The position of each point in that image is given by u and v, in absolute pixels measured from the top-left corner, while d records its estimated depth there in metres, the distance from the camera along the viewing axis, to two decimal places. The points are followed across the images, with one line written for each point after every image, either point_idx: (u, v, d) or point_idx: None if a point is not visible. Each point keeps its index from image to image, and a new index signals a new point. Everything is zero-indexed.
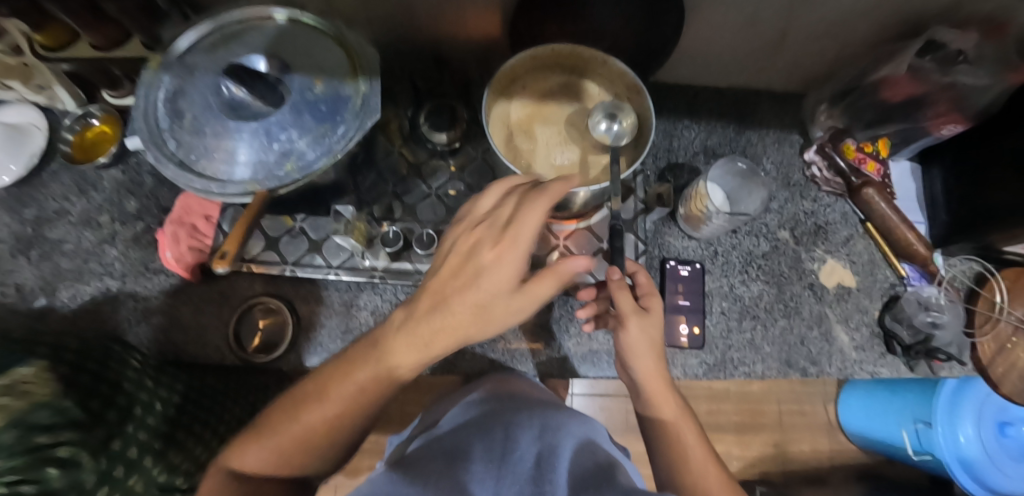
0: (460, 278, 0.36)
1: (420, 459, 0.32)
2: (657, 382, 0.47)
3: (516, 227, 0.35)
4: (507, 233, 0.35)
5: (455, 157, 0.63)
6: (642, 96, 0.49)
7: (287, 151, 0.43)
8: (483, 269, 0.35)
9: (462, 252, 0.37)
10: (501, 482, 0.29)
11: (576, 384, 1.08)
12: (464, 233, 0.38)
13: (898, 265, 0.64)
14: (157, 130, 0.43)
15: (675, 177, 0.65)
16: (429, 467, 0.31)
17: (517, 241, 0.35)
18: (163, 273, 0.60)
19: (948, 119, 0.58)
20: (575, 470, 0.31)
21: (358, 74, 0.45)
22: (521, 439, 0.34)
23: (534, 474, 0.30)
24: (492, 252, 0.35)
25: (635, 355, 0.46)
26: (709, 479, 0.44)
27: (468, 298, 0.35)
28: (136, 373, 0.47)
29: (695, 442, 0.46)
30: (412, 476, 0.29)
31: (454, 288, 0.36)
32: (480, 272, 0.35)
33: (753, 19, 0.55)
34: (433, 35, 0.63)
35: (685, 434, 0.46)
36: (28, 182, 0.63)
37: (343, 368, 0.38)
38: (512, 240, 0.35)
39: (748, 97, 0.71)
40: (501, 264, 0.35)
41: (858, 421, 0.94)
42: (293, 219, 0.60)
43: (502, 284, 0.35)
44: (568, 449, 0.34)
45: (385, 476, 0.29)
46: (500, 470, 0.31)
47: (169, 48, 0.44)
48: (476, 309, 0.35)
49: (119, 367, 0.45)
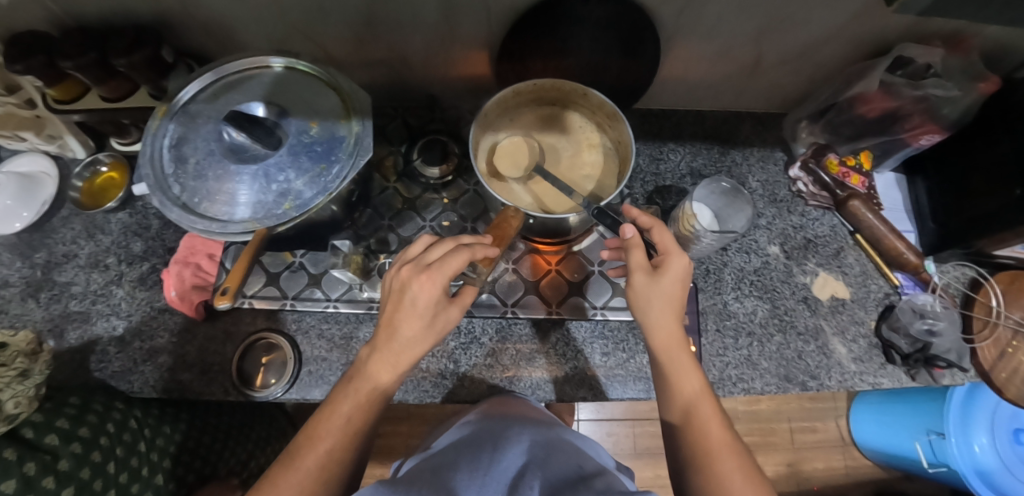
0: (399, 303, 0.41)
1: (423, 472, 0.34)
2: (668, 341, 0.45)
3: (439, 262, 0.40)
4: (432, 270, 0.40)
5: (447, 189, 0.65)
6: (622, 122, 0.50)
7: (285, 191, 0.45)
8: (415, 300, 0.40)
9: (398, 286, 0.41)
10: (485, 488, 0.32)
11: (582, 408, 1.09)
12: (397, 271, 0.42)
13: (889, 275, 0.65)
14: (162, 176, 0.45)
15: (663, 200, 0.68)
16: (421, 476, 0.33)
17: (443, 273, 0.40)
18: (168, 312, 0.62)
19: (925, 130, 0.59)
20: (554, 478, 0.32)
21: (351, 115, 0.48)
22: (509, 452, 0.36)
23: (513, 480, 0.33)
24: (422, 285, 0.40)
25: (645, 306, 0.44)
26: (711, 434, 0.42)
27: (411, 323, 0.41)
28: (132, 437, 0.53)
29: (702, 399, 0.43)
30: (402, 486, 0.32)
31: (397, 319, 0.41)
32: (415, 302, 0.40)
33: (727, 48, 0.59)
34: (424, 77, 0.66)
35: (701, 409, 0.43)
36: (38, 227, 0.65)
37: (325, 407, 0.42)
38: (441, 274, 0.39)
39: (729, 118, 0.74)
40: (428, 292, 0.40)
41: (872, 434, 0.99)
42: (293, 254, 0.61)
43: (435, 305, 0.40)
44: (546, 457, 0.35)
45: (373, 488, 0.31)
46: (484, 478, 0.32)
47: (173, 98, 0.47)
48: (421, 328, 0.41)
49: (112, 433, 0.51)
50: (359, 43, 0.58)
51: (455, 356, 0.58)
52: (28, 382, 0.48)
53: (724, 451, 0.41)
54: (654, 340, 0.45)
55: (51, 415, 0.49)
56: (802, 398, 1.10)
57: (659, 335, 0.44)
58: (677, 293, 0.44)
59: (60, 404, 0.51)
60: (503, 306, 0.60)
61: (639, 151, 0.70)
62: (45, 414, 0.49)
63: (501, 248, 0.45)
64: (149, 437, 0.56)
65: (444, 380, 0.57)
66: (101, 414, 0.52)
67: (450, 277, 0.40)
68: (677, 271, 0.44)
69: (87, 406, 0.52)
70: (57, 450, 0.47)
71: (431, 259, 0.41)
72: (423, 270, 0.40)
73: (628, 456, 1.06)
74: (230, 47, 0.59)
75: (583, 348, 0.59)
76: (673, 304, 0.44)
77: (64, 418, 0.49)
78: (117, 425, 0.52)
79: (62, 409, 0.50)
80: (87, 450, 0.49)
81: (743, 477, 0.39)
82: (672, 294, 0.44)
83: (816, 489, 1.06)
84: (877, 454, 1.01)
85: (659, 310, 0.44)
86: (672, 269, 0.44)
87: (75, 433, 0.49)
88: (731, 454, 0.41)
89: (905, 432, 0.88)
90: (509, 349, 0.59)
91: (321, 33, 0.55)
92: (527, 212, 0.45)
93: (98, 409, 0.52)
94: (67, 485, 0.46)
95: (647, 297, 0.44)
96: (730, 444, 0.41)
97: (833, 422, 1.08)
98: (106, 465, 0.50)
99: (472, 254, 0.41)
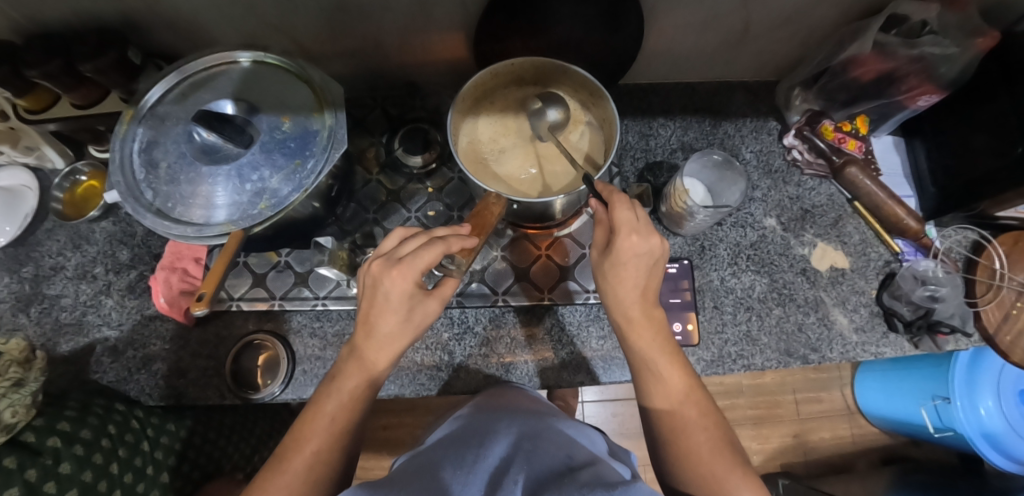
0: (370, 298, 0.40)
1: (403, 474, 0.33)
2: (629, 313, 0.44)
3: (412, 257, 0.38)
4: (404, 264, 0.38)
5: (432, 178, 0.64)
6: (605, 99, 0.48)
7: (260, 190, 0.43)
8: (386, 296, 0.39)
9: (371, 282, 0.40)
10: (467, 486, 0.31)
11: (586, 390, 1.09)
12: (369, 265, 0.41)
13: (890, 242, 0.63)
14: (133, 182, 0.43)
15: (654, 177, 0.66)
16: (402, 478, 0.32)
17: (416, 265, 0.38)
18: (158, 319, 0.61)
19: (922, 91, 0.57)
20: (538, 474, 0.32)
21: (324, 108, 0.46)
22: (493, 447, 0.35)
23: (496, 475, 0.32)
24: (393, 280, 0.38)
25: (609, 282, 0.43)
26: (681, 411, 0.43)
27: (387, 318, 0.40)
28: (135, 438, 0.53)
29: (667, 364, 0.44)
30: (384, 488, 0.30)
31: (373, 315, 0.40)
32: (388, 297, 0.39)
33: (713, 16, 0.56)
34: (402, 64, 0.64)
35: (661, 368, 0.44)
36: (23, 241, 0.64)
37: (310, 408, 0.41)
38: (413, 268, 0.38)
39: (720, 89, 0.71)
40: (400, 286, 0.38)
41: (875, 400, 0.98)
42: (278, 253, 0.60)
43: (409, 299, 0.39)
44: (533, 450, 0.35)
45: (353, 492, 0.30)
46: (468, 476, 0.32)
47: (139, 100, 0.45)
48: (399, 322, 0.40)
49: (114, 434, 0.51)
50: (331, 32, 0.56)
51: (450, 347, 0.58)
52: (24, 390, 0.48)
53: (697, 425, 0.43)
54: (616, 315, 0.45)
55: (52, 419, 0.49)
56: (806, 369, 1.09)
57: (620, 314, 0.44)
58: (633, 268, 0.42)
59: (61, 408, 0.51)
60: (494, 295, 0.59)
61: (629, 128, 0.69)
62: (46, 418, 0.49)
63: (484, 237, 0.44)
64: (153, 437, 0.56)
65: (440, 372, 0.57)
66: (103, 415, 0.51)
67: (424, 271, 0.39)
68: (624, 253, 0.41)
69: (88, 409, 0.52)
70: (59, 453, 0.47)
71: (402, 254, 0.39)
72: (395, 264, 0.39)
73: (634, 436, 1.06)
74: (199, 44, 0.58)
75: (578, 333, 0.58)
76: (630, 283, 0.43)
77: (66, 420, 0.49)
78: (119, 426, 0.52)
79: (62, 412, 0.50)
80: (89, 452, 0.49)
81: (712, 450, 0.41)
82: (626, 271, 0.42)
83: (823, 459, 1.06)
84: (883, 421, 1.01)
85: (614, 287, 0.43)
86: (620, 251, 0.41)
87: (78, 435, 0.49)
88: (703, 428, 0.42)
89: (911, 398, 0.88)
90: (504, 337, 0.58)
91: (290, 24, 0.54)
92: (508, 199, 0.44)
93: (99, 411, 0.52)
94: (70, 488, 0.47)
95: (603, 273, 0.44)
96: (700, 419, 0.43)
97: (839, 392, 1.08)
98: (109, 468, 0.50)
99: (447, 246, 0.39)
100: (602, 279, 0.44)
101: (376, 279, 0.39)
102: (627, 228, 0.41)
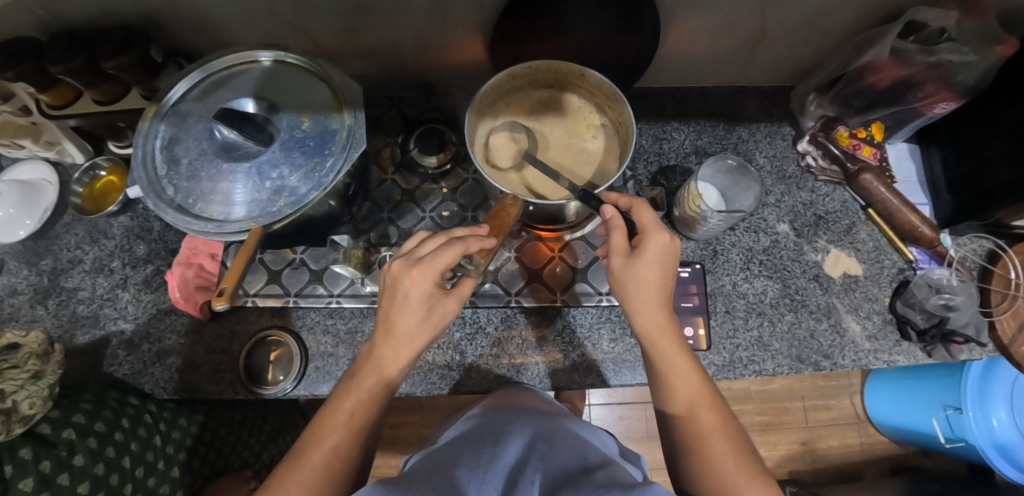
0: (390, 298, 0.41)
1: (419, 474, 0.33)
2: (649, 320, 0.44)
3: (431, 256, 0.39)
4: (424, 263, 0.39)
5: (447, 179, 0.65)
6: (622, 102, 0.48)
7: (279, 188, 0.44)
8: (405, 295, 0.39)
9: (391, 281, 0.40)
10: (484, 485, 0.31)
11: (593, 393, 1.09)
12: (388, 265, 0.41)
13: (904, 249, 0.63)
14: (155, 178, 0.44)
15: (668, 180, 0.66)
16: (421, 476, 0.32)
17: (436, 265, 0.39)
18: (173, 313, 0.62)
19: (939, 99, 0.56)
20: (553, 474, 0.32)
21: (343, 107, 0.47)
22: (506, 446, 0.36)
23: (512, 475, 0.32)
24: (413, 280, 0.39)
25: (631, 291, 0.44)
26: (703, 420, 0.42)
27: (406, 317, 0.40)
28: (147, 432, 0.54)
29: (687, 374, 0.44)
30: (402, 487, 0.31)
31: (392, 314, 0.40)
32: (407, 296, 0.39)
33: (729, 21, 0.56)
34: (418, 65, 0.65)
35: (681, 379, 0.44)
36: (42, 234, 0.65)
37: (328, 405, 0.42)
38: (432, 268, 0.39)
39: (735, 94, 0.71)
40: (420, 285, 0.39)
41: (886, 411, 0.97)
42: (293, 251, 0.61)
43: (428, 298, 0.40)
44: (548, 451, 0.35)
45: (371, 488, 0.30)
46: (484, 475, 0.32)
47: (162, 98, 0.46)
48: (418, 321, 0.40)
49: (127, 427, 0.52)
50: (349, 33, 0.56)
51: (461, 347, 0.58)
52: (42, 382, 0.49)
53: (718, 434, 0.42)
54: (638, 324, 0.45)
55: (68, 410, 0.50)
56: (815, 377, 1.08)
57: (641, 321, 0.45)
58: (656, 273, 0.43)
59: (77, 400, 0.52)
60: (507, 296, 0.59)
61: (642, 131, 0.69)
62: (62, 410, 0.50)
63: (502, 237, 0.44)
64: (166, 431, 0.56)
65: (451, 372, 0.57)
66: (116, 409, 0.52)
67: (443, 270, 0.39)
68: (655, 251, 0.42)
69: (102, 402, 0.52)
70: (73, 445, 0.48)
71: (422, 254, 0.40)
72: (414, 264, 0.39)
73: (640, 439, 1.06)
74: (219, 43, 0.58)
75: (590, 335, 0.58)
76: (653, 288, 0.43)
77: (80, 413, 0.50)
78: (132, 419, 0.53)
79: (78, 405, 0.51)
80: (102, 445, 0.49)
81: (735, 460, 0.40)
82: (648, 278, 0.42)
83: (831, 467, 1.05)
84: (893, 430, 1.00)
85: (636, 293, 0.43)
86: (651, 249, 0.42)
87: (91, 428, 0.49)
88: (724, 438, 0.42)
89: (922, 407, 0.87)
90: (515, 338, 0.58)
91: (310, 24, 0.54)
92: (524, 200, 0.44)
93: (113, 404, 0.53)
94: (82, 481, 0.47)
95: (623, 282, 0.44)
96: (722, 428, 0.42)
97: (848, 399, 1.07)
98: (121, 461, 0.50)
99: (466, 247, 0.40)
100: (620, 288, 0.44)
101: (395, 278, 0.40)
102: (655, 226, 0.42)
